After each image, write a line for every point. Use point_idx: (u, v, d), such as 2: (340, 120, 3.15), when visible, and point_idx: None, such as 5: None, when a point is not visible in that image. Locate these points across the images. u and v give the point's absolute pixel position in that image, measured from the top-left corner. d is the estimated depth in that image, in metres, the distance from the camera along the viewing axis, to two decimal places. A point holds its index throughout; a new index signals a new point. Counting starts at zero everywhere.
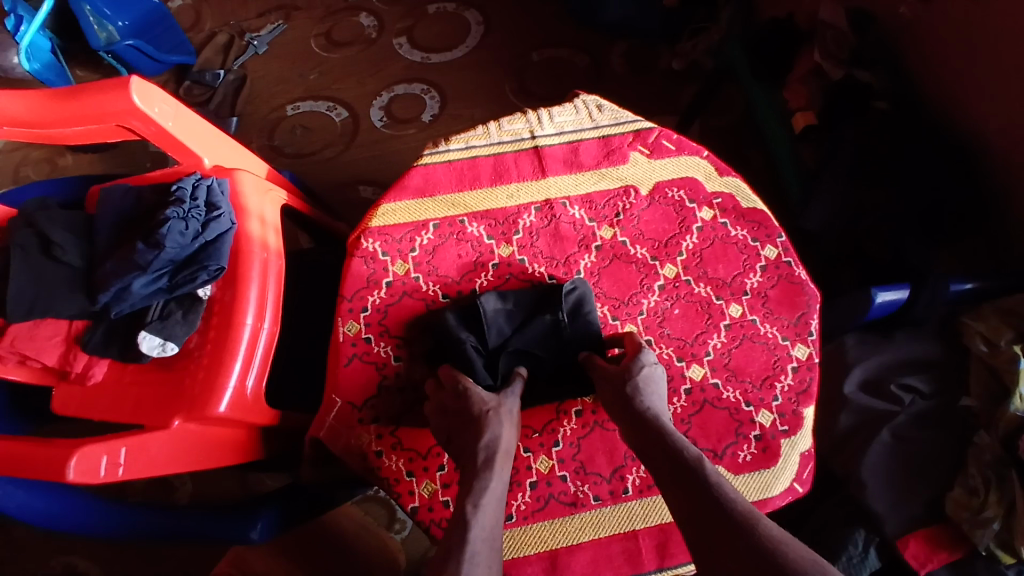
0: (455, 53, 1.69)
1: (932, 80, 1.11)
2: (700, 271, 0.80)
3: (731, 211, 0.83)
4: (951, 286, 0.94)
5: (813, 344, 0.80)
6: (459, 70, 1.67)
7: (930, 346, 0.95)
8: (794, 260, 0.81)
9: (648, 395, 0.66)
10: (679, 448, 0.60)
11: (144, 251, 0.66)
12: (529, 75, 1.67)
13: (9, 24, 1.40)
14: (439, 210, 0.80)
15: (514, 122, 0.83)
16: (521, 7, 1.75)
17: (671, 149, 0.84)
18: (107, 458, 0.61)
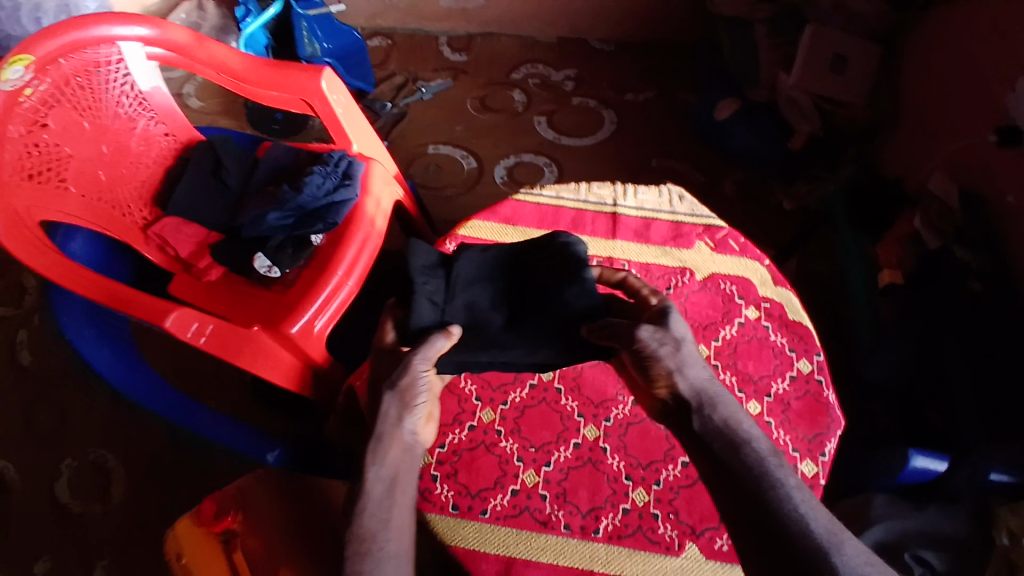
0: (584, 141, 1.90)
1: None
2: (730, 360, 0.85)
3: (776, 317, 0.88)
4: (990, 473, 0.91)
5: (822, 465, 0.81)
6: (582, 156, 1.87)
7: (955, 526, 0.91)
8: (825, 380, 0.85)
9: (682, 370, 0.67)
10: (719, 422, 0.64)
11: (288, 193, 0.85)
12: (643, 177, 1.82)
13: (241, 15, 1.77)
14: (516, 238, 0.92)
15: (602, 188, 0.96)
16: (654, 118, 1.93)
17: (734, 249, 0.92)
18: (195, 324, 0.78)
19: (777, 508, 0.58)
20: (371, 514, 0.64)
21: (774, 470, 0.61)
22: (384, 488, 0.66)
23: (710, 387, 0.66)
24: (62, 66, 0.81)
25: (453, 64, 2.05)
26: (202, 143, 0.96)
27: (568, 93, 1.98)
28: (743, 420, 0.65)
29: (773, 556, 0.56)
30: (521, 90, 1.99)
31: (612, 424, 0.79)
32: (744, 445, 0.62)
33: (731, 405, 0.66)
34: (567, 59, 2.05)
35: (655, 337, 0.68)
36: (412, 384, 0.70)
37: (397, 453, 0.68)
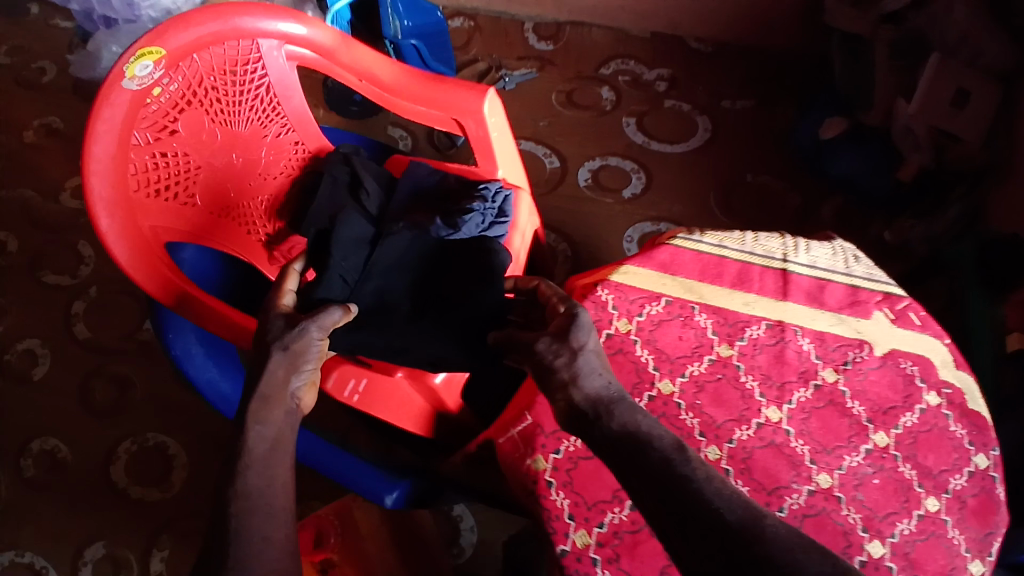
0: (675, 148, 1.78)
1: None
2: (911, 452, 0.78)
3: (957, 405, 0.81)
4: None
5: (989, 566, 0.75)
6: (672, 165, 1.76)
7: None
8: (1004, 479, 0.77)
9: (584, 371, 0.62)
10: (623, 428, 0.60)
11: (441, 226, 0.79)
12: (737, 193, 1.72)
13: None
14: (675, 290, 0.83)
15: (770, 240, 0.87)
16: (751, 130, 1.82)
17: (915, 323, 0.84)
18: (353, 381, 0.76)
19: (697, 501, 0.53)
20: (252, 477, 0.58)
21: (689, 461, 0.57)
22: (266, 454, 0.60)
23: (606, 392, 0.62)
24: (196, 63, 0.74)
25: (539, 53, 1.94)
26: (335, 152, 0.88)
27: (660, 95, 1.86)
28: (645, 417, 0.61)
29: (695, 548, 0.51)
30: (610, 88, 1.87)
31: (787, 515, 0.74)
32: (651, 442, 0.58)
33: (629, 403, 0.62)
34: (660, 58, 1.92)
35: (552, 348, 0.64)
36: (303, 345, 0.66)
37: (280, 416, 0.63)
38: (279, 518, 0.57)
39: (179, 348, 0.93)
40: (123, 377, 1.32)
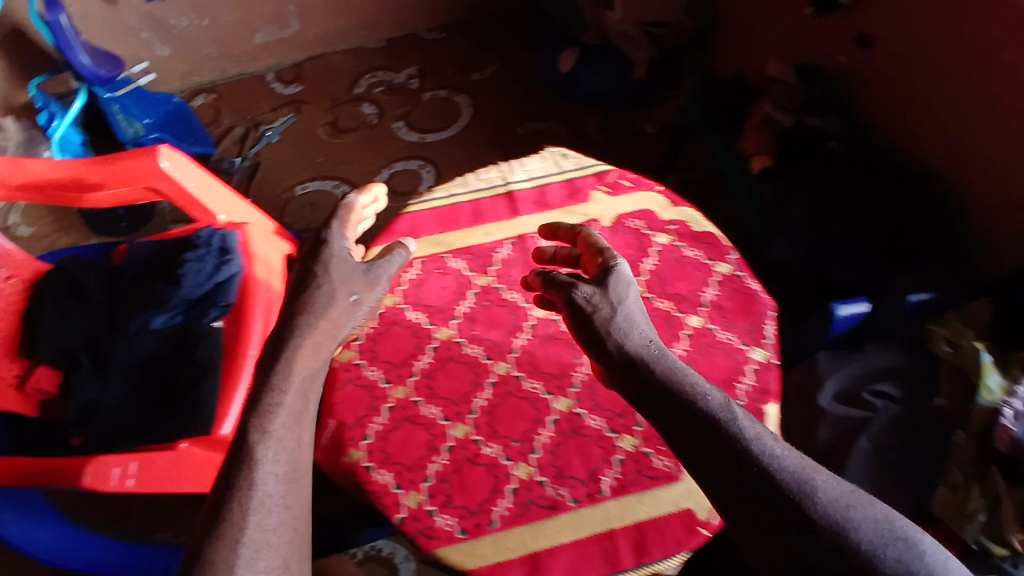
0: (448, 130, 1.87)
1: (879, 127, 1.27)
2: (662, 288, 0.87)
3: (685, 235, 0.91)
4: (908, 298, 1.03)
5: (770, 348, 0.83)
6: (451, 147, 1.84)
7: (896, 355, 1.01)
8: (746, 273, 0.87)
9: (618, 315, 0.72)
10: (673, 375, 0.67)
11: (168, 292, 0.88)
12: (516, 145, 1.84)
13: (43, 120, 1.60)
14: (425, 249, 0.90)
15: (489, 172, 0.96)
16: (506, 89, 1.96)
17: (628, 186, 0.95)
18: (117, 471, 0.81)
19: (740, 458, 0.59)
20: (269, 444, 0.63)
21: (740, 421, 0.62)
22: (289, 417, 0.65)
23: (645, 348, 0.70)
24: None
25: (291, 98, 1.97)
26: (50, 271, 0.95)
27: (416, 90, 1.96)
28: (692, 375, 0.68)
29: (777, 536, 0.54)
30: (369, 102, 1.93)
31: (579, 388, 0.81)
32: (702, 401, 0.64)
33: (672, 361, 0.69)
34: (402, 59, 2.04)
35: (596, 299, 0.73)
36: (362, 300, 0.73)
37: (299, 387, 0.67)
38: (297, 485, 0.63)
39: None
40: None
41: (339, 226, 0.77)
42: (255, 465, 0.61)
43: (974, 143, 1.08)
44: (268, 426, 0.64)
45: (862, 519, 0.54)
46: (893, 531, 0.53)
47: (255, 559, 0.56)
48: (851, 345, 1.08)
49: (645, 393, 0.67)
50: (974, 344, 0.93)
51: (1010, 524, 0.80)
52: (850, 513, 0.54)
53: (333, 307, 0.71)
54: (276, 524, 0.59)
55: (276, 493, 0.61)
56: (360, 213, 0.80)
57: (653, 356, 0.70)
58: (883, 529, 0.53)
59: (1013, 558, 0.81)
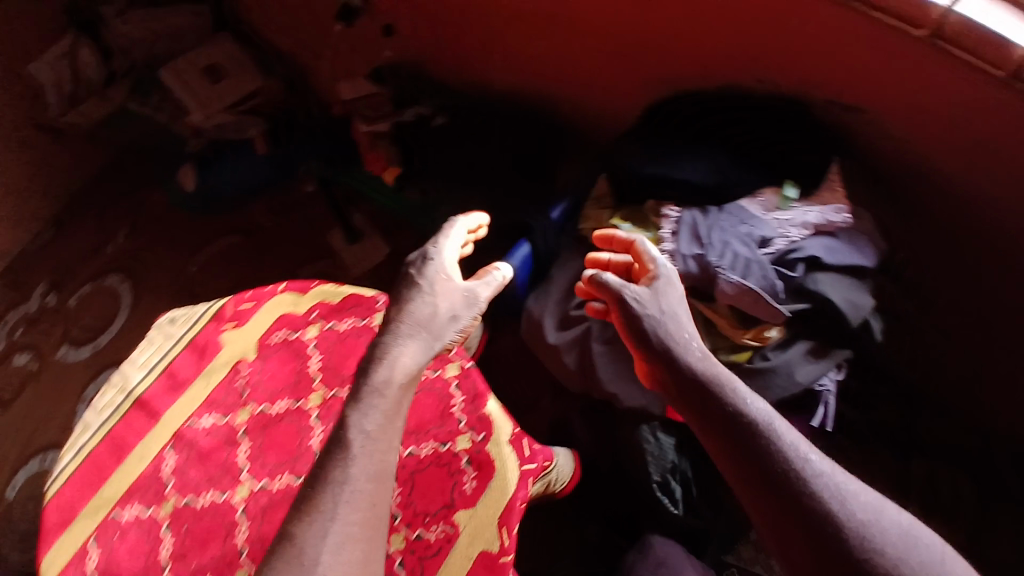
0: (119, 320, 1.53)
1: (462, 84, 1.37)
2: (339, 378, 0.81)
3: (328, 313, 0.85)
4: (552, 216, 1.12)
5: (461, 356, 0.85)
6: (132, 336, 1.51)
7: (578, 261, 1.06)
8: (402, 307, 0.85)
9: (659, 314, 0.80)
10: (721, 377, 0.74)
11: None
12: (199, 286, 1.56)
13: None
14: (88, 524, 0.76)
15: (104, 396, 0.84)
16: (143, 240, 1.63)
17: (251, 306, 0.86)
18: None
19: (750, 449, 0.67)
20: (366, 437, 0.69)
21: (778, 428, 0.69)
22: (382, 419, 0.71)
23: (687, 346, 0.78)
24: None
25: None
26: None
27: (58, 304, 1.59)
28: (728, 379, 0.74)
29: (805, 531, 0.62)
30: (18, 350, 1.56)
31: None
32: (746, 410, 0.70)
33: (713, 362, 0.76)
34: (26, 281, 1.64)
35: (652, 299, 0.81)
36: (458, 313, 0.79)
37: (403, 387, 0.74)
38: (377, 499, 0.68)
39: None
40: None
41: (449, 249, 0.82)
42: (348, 461, 0.68)
43: (523, 64, 1.25)
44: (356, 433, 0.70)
45: (889, 526, 0.62)
46: (910, 533, 0.62)
47: (339, 551, 0.63)
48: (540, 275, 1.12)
49: (691, 387, 0.74)
50: (613, 222, 1.01)
51: (727, 333, 0.94)
52: (869, 532, 0.61)
53: (429, 332, 0.77)
54: (359, 525, 0.65)
55: (367, 489, 0.67)
56: (448, 265, 0.81)
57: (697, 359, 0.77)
58: (898, 533, 0.61)
59: (751, 355, 0.93)
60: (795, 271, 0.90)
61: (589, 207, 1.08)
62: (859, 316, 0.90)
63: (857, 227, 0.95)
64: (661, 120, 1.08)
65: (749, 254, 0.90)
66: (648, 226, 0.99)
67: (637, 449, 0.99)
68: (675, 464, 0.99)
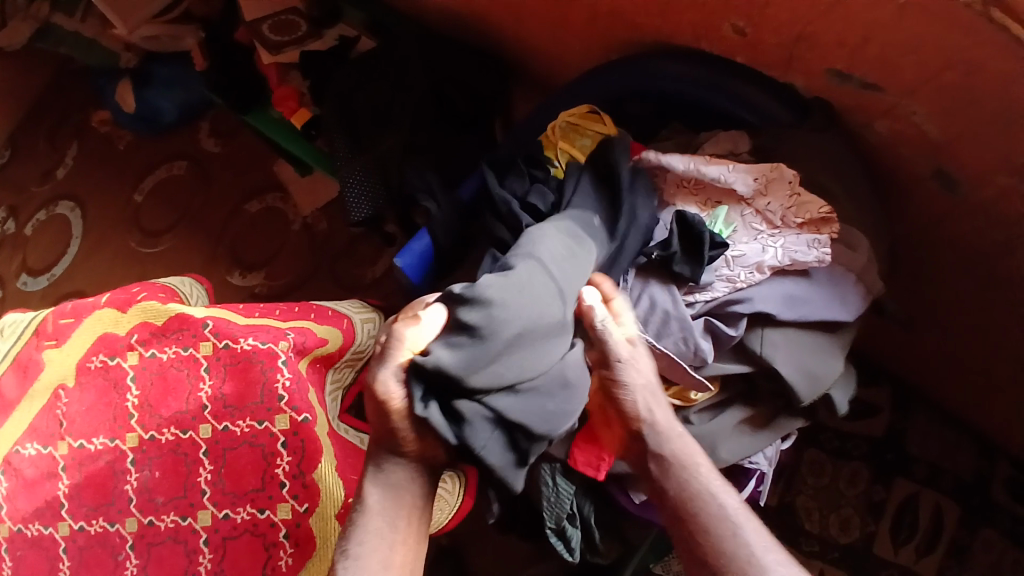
0: (69, 252, 1.47)
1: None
2: (156, 418, 0.71)
3: (151, 338, 0.74)
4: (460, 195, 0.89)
5: (292, 406, 0.71)
6: (80, 268, 1.45)
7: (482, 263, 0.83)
8: (227, 341, 0.72)
9: (639, 387, 0.63)
10: (680, 449, 0.63)
11: None
12: (144, 215, 1.46)
13: None
14: None
15: None
16: (93, 162, 1.54)
17: (71, 322, 0.76)
18: None
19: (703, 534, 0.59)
20: (356, 561, 0.60)
21: (727, 511, 0.59)
22: (379, 527, 0.62)
23: (666, 419, 0.64)
24: None
25: None
26: None
27: (15, 232, 1.54)
28: (690, 452, 0.63)
29: None
30: None
31: None
32: (706, 495, 0.60)
33: (681, 436, 0.64)
34: None
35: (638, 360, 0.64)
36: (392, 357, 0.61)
37: (378, 487, 0.63)
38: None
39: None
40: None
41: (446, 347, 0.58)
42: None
43: None
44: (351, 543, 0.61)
45: None
46: None
47: None
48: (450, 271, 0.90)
49: (665, 460, 0.62)
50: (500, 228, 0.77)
51: None
52: None
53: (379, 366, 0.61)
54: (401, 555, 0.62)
55: None
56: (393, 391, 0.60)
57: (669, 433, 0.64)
58: None
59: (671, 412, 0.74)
60: (735, 328, 0.67)
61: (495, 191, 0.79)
62: (813, 389, 0.68)
63: (837, 263, 0.70)
64: (606, 92, 0.84)
65: (668, 304, 0.68)
66: None
67: (537, 489, 0.85)
68: (573, 511, 0.84)
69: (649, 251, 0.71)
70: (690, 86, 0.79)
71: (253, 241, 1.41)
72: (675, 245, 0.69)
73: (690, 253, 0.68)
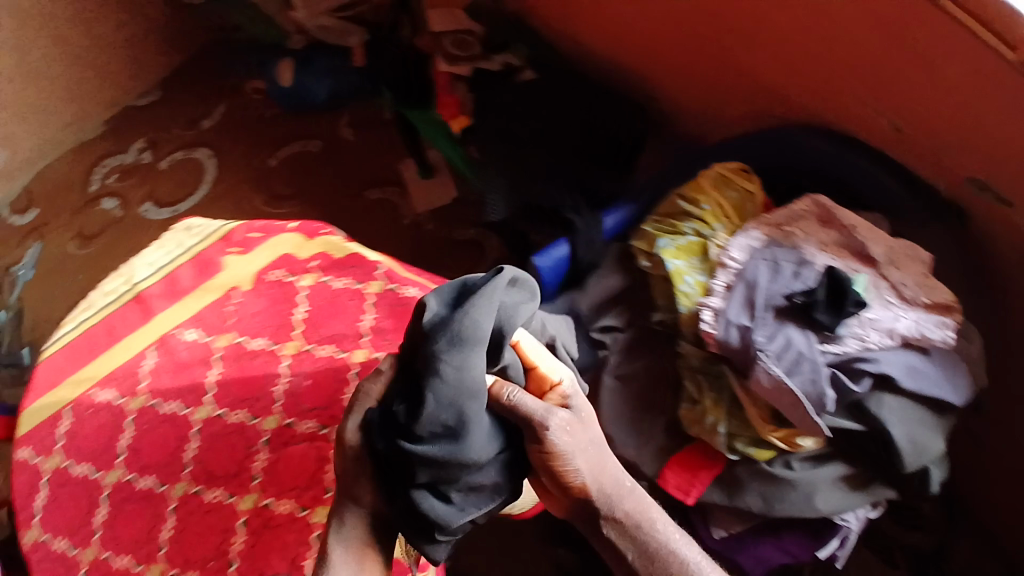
0: (197, 194, 1.65)
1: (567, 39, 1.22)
2: (318, 334, 0.80)
3: (328, 267, 0.83)
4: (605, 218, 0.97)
5: None
6: (203, 209, 1.64)
7: (613, 278, 0.94)
8: (397, 285, 0.81)
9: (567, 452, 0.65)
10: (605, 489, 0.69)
11: None
12: (273, 179, 1.64)
13: None
14: (71, 393, 0.82)
15: (112, 280, 0.86)
16: (239, 122, 1.73)
17: (259, 237, 0.86)
18: None
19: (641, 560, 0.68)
20: None
21: (654, 535, 0.69)
22: (349, 565, 0.66)
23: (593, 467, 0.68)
24: None
25: (32, 222, 1.75)
26: None
27: (151, 162, 1.73)
28: (615, 490, 0.69)
29: None
30: (106, 196, 1.71)
31: (261, 478, 0.74)
32: (660, 549, 0.69)
33: (606, 479, 0.69)
34: (129, 133, 1.79)
35: (572, 431, 0.65)
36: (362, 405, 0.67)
37: (344, 532, 0.67)
38: None
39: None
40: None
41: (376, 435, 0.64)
42: None
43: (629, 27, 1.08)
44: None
45: None
46: None
47: None
48: (577, 281, 0.98)
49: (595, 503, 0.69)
50: (660, 252, 0.86)
51: (746, 421, 0.79)
52: None
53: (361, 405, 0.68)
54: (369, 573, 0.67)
55: None
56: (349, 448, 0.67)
57: (618, 492, 0.70)
58: None
59: (776, 456, 0.79)
60: (858, 384, 0.74)
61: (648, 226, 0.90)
62: (918, 460, 0.74)
63: (955, 352, 0.77)
64: (748, 160, 0.95)
65: (803, 347, 0.74)
66: (707, 270, 0.85)
67: None
68: None
69: (794, 296, 0.77)
70: (829, 169, 0.90)
71: (365, 223, 1.55)
72: (820, 295, 0.75)
73: (834, 305, 0.74)
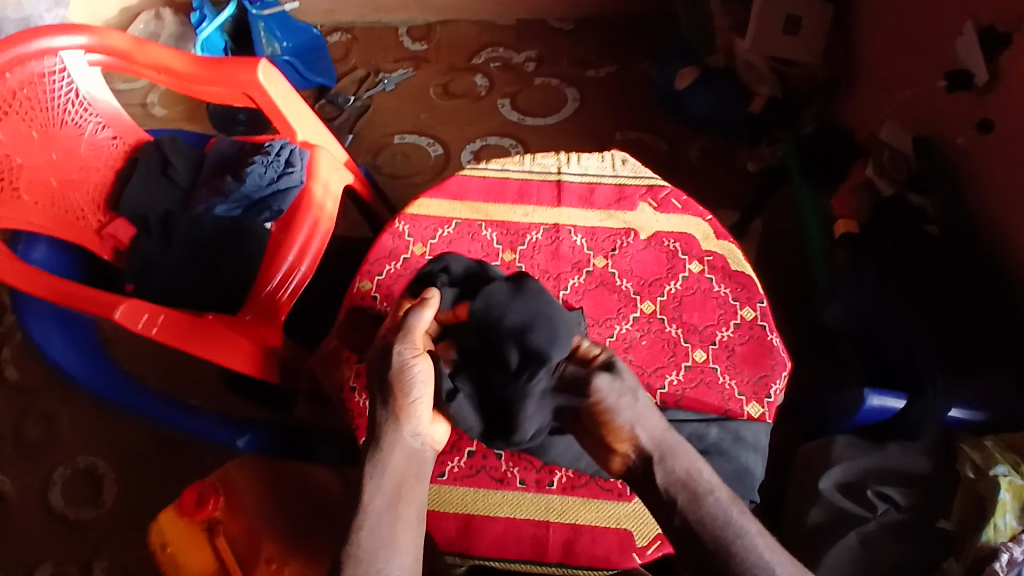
0: (548, 119, 1.85)
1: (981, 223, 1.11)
2: (675, 313, 0.84)
3: (719, 269, 0.88)
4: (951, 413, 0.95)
5: (769, 407, 0.79)
6: (543, 135, 1.82)
7: (920, 463, 0.92)
8: (769, 325, 0.83)
9: (628, 409, 0.66)
10: (659, 441, 0.66)
11: (232, 183, 0.94)
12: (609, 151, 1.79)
13: (195, 19, 1.73)
14: (464, 212, 0.93)
15: (546, 158, 0.98)
16: (616, 91, 1.90)
17: (676, 207, 0.93)
18: (147, 315, 0.78)
19: (688, 518, 0.62)
20: (379, 511, 0.64)
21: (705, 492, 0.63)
22: (394, 485, 0.66)
23: (650, 420, 0.66)
24: (9, 79, 0.84)
25: (415, 53, 2.04)
26: (149, 143, 1.01)
27: (529, 73, 1.95)
28: (672, 444, 0.66)
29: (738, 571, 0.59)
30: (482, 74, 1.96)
31: None
32: (706, 496, 0.63)
33: (662, 431, 0.67)
34: (528, 40, 2.03)
35: (617, 388, 0.66)
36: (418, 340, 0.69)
37: (390, 451, 0.66)
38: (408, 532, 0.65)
39: (45, 339, 0.99)
40: (52, 414, 1.32)
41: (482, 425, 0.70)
42: (364, 528, 0.63)
43: None
44: (369, 500, 0.64)
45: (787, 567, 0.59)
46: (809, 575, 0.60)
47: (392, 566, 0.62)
48: (875, 437, 0.98)
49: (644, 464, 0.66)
50: (999, 476, 0.84)
51: None
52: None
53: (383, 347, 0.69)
54: (407, 541, 0.64)
55: (385, 532, 0.63)
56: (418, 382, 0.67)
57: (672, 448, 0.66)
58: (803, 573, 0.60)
59: None
60: None
61: (996, 442, 0.88)
62: None
63: None
64: None
65: None
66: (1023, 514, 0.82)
67: None
68: None
69: None
70: None
71: None
72: None
73: None
